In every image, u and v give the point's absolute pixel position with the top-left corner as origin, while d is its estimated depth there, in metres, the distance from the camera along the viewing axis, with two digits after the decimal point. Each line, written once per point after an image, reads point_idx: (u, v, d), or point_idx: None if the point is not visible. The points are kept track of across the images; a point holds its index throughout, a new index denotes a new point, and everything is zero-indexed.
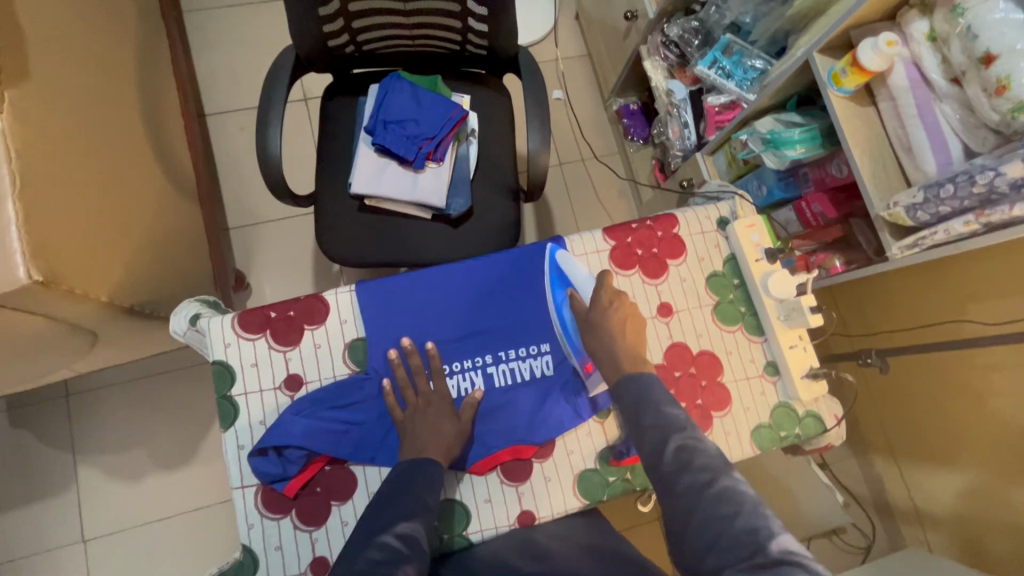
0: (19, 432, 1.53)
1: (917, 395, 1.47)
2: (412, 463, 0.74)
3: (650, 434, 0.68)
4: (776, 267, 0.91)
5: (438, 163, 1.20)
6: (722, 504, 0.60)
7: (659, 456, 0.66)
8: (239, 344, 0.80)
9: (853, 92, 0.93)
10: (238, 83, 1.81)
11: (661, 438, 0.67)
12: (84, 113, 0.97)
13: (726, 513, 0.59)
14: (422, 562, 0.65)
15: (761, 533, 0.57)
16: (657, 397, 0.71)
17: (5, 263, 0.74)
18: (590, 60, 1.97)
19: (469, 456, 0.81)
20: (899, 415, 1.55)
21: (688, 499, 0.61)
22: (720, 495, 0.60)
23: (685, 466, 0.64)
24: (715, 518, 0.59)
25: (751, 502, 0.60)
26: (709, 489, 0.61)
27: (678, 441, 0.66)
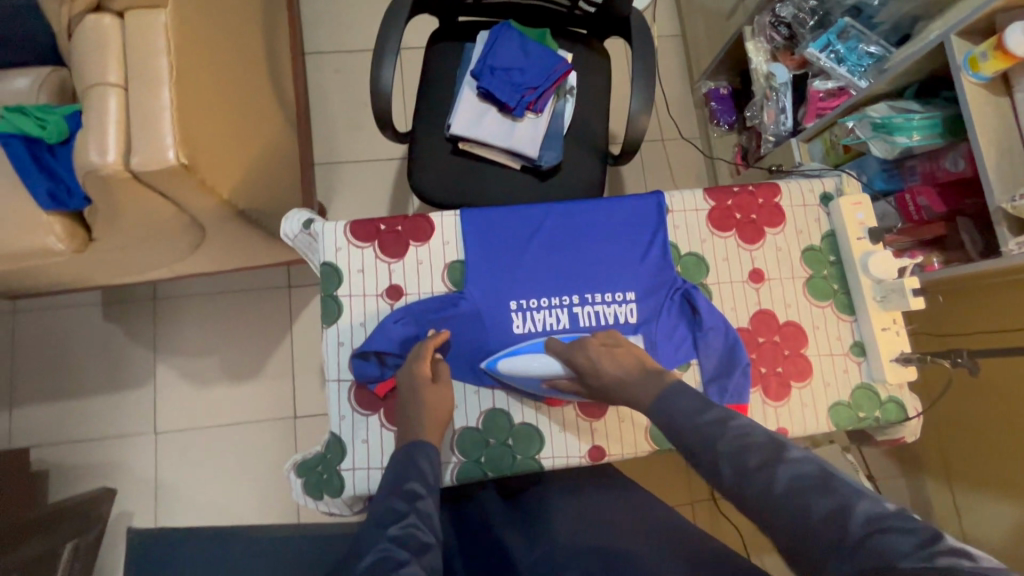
0: (111, 325, 1.66)
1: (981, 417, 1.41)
2: (403, 454, 0.73)
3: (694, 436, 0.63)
4: (878, 248, 0.89)
5: (536, 115, 1.23)
6: (795, 491, 0.54)
7: (715, 456, 0.60)
8: (349, 249, 0.86)
9: (988, 80, 0.89)
10: (340, 27, 1.88)
11: (716, 434, 0.61)
12: (223, 23, 1.03)
13: (799, 498, 0.54)
14: (429, 552, 0.61)
15: (840, 515, 0.51)
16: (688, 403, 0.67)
17: (157, 143, 0.80)
18: (684, 40, 1.94)
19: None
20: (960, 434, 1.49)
21: (758, 501, 0.56)
22: (788, 479, 0.55)
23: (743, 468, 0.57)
24: (790, 505, 0.54)
25: (819, 479, 0.54)
26: (776, 482, 0.55)
27: (727, 441, 0.60)
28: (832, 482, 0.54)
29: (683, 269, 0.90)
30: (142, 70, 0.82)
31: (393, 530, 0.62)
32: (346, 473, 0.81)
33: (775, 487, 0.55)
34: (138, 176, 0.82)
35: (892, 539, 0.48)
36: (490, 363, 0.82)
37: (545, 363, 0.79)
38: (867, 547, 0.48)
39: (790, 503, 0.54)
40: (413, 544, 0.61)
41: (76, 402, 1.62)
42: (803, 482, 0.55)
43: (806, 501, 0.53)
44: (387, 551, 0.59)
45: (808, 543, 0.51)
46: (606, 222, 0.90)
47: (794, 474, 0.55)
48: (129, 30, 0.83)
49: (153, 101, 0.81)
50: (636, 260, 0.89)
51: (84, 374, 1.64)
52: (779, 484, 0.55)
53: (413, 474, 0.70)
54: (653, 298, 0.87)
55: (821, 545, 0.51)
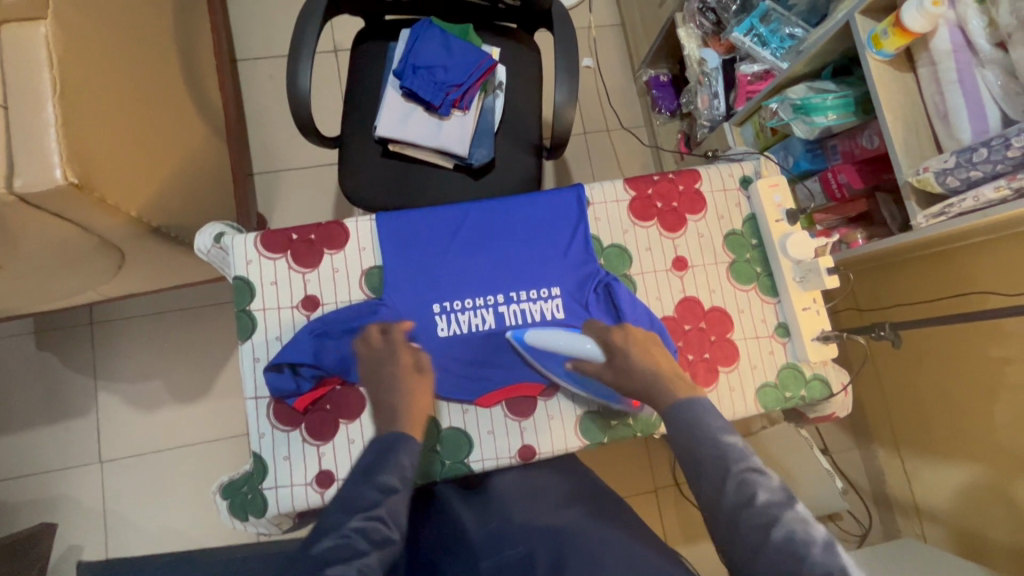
0: (45, 354, 1.59)
1: (917, 384, 1.48)
2: (390, 439, 0.69)
3: (701, 469, 0.65)
4: (796, 228, 0.90)
5: (464, 112, 1.21)
6: (790, 546, 0.57)
7: (719, 494, 0.63)
8: (260, 262, 0.83)
9: (892, 57, 0.91)
10: (271, 31, 1.82)
11: (721, 477, 0.63)
12: (121, 32, 0.98)
13: (795, 553, 0.57)
14: (387, 549, 0.61)
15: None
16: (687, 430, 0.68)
17: (42, 163, 0.76)
18: (623, 29, 1.94)
19: (477, 389, 0.83)
20: (901, 404, 1.54)
21: (750, 542, 0.59)
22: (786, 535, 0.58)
23: (749, 507, 0.61)
24: (785, 560, 0.57)
25: (818, 544, 0.57)
26: (775, 531, 0.58)
27: (735, 483, 0.62)
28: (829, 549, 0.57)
29: (605, 261, 0.90)
30: (21, 87, 0.77)
31: (357, 520, 0.62)
32: (268, 492, 0.79)
33: (774, 543, 0.58)
34: (25, 198, 0.77)
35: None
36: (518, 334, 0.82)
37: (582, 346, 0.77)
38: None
39: (780, 554, 0.57)
40: (373, 540, 0.61)
41: (13, 437, 1.55)
42: (799, 542, 0.57)
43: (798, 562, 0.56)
44: (348, 538, 0.60)
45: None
46: (528, 217, 0.90)
47: (793, 530, 0.58)
48: (6, 44, 0.78)
49: (35, 119, 0.77)
50: (559, 256, 0.89)
51: (20, 407, 1.57)
52: (776, 539, 0.58)
53: (391, 468, 0.67)
54: (576, 292, 0.87)
55: None
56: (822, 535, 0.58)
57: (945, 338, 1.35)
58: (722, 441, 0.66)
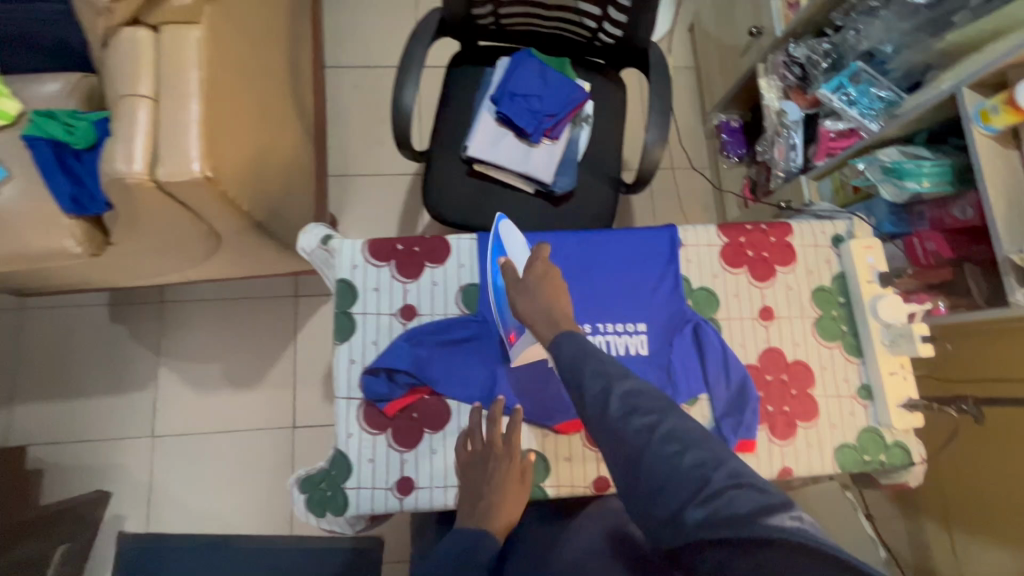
0: (115, 326, 1.66)
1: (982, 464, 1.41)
2: (471, 536, 0.70)
3: (580, 386, 0.63)
4: (887, 291, 0.90)
5: (554, 141, 1.25)
6: (672, 447, 0.55)
7: (598, 408, 0.60)
8: (366, 267, 0.86)
9: (999, 132, 0.92)
10: (360, 43, 1.91)
11: (604, 392, 0.60)
12: (250, 38, 1.05)
13: (673, 461, 0.53)
14: None
15: (709, 467, 0.53)
16: (572, 355, 0.66)
17: (183, 155, 0.82)
18: (697, 72, 1.97)
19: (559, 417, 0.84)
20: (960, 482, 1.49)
21: (636, 442, 0.56)
22: (666, 438, 0.55)
23: (631, 411, 0.58)
24: (663, 458, 0.54)
25: (700, 436, 0.55)
26: (655, 433, 0.56)
27: (616, 395, 0.60)
28: (714, 441, 0.55)
29: (693, 303, 0.91)
30: (172, 83, 0.84)
31: None
32: (351, 491, 0.81)
33: (658, 449, 0.55)
34: (162, 186, 0.83)
35: (746, 504, 0.50)
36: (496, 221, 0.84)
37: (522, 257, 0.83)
38: (719, 503, 0.50)
39: (667, 451, 0.54)
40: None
41: (75, 402, 1.62)
42: (681, 435, 0.55)
43: (677, 464, 0.53)
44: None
45: (667, 497, 0.53)
46: (620, 253, 0.92)
47: (674, 432, 0.56)
48: (163, 43, 0.85)
49: (181, 114, 0.83)
50: (647, 292, 0.90)
51: (85, 374, 1.63)
52: (648, 443, 0.56)
53: (473, 563, 0.66)
54: (662, 330, 0.88)
55: (679, 491, 0.52)
56: (705, 432, 0.56)
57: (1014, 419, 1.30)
58: (611, 359, 0.64)
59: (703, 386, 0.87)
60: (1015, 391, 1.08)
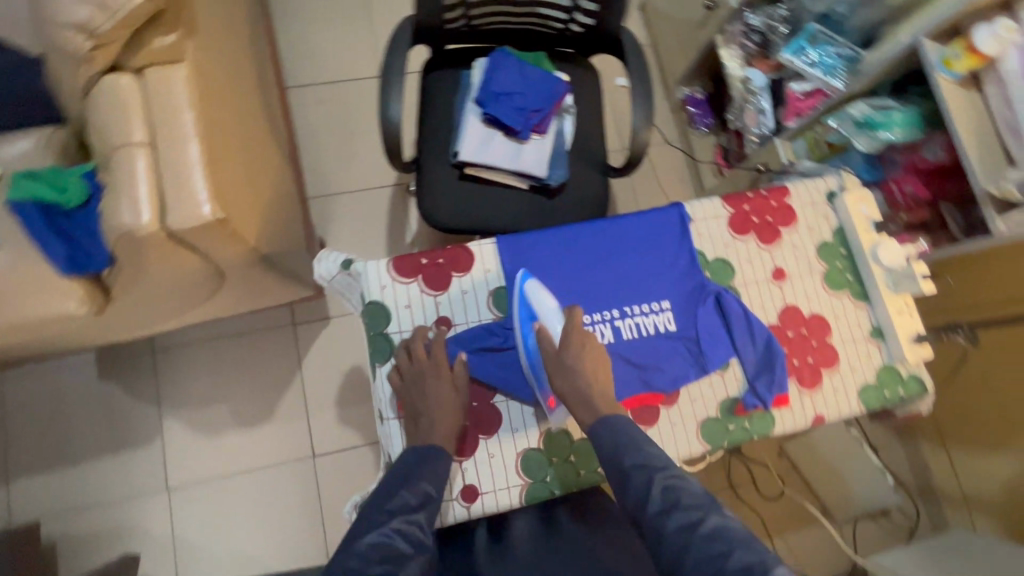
0: (108, 384, 1.59)
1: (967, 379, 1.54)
2: (420, 452, 0.78)
3: (621, 479, 0.72)
4: (884, 237, 0.96)
5: (542, 135, 1.27)
6: (714, 544, 0.62)
7: (638, 504, 0.69)
8: (394, 286, 0.86)
9: (960, 78, 0.99)
10: (318, 59, 1.87)
11: (646, 486, 0.69)
12: (227, 69, 1.03)
13: (715, 553, 0.61)
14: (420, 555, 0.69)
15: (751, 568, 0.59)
16: (614, 444, 0.74)
17: (191, 199, 0.79)
18: (655, 49, 2.02)
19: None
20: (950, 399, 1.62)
21: (678, 539, 0.64)
22: (709, 535, 0.63)
23: (671, 508, 0.66)
24: (708, 557, 0.61)
25: (739, 537, 0.62)
26: (698, 530, 0.64)
27: (655, 492, 0.68)
28: (750, 541, 0.62)
29: (711, 274, 0.95)
30: (167, 126, 0.81)
31: (397, 523, 0.71)
32: None
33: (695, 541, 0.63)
34: (173, 234, 0.81)
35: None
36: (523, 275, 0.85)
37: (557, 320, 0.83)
38: None
39: (708, 551, 0.62)
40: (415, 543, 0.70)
41: (77, 470, 1.54)
42: (724, 534, 0.63)
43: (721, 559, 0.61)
44: (390, 539, 0.68)
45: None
46: (634, 237, 0.94)
47: (717, 530, 0.64)
48: (149, 86, 0.82)
49: (182, 157, 0.80)
50: (666, 271, 0.94)
51: (83, 438, 1.56)
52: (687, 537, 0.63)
53: (427, 476, 0.76)
54: (686, 305, 0.92)
55: None
56: (744, 533, 0.64)
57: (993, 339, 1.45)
58: (647, 449, 0.73)
59: (732, 352, 0.92)
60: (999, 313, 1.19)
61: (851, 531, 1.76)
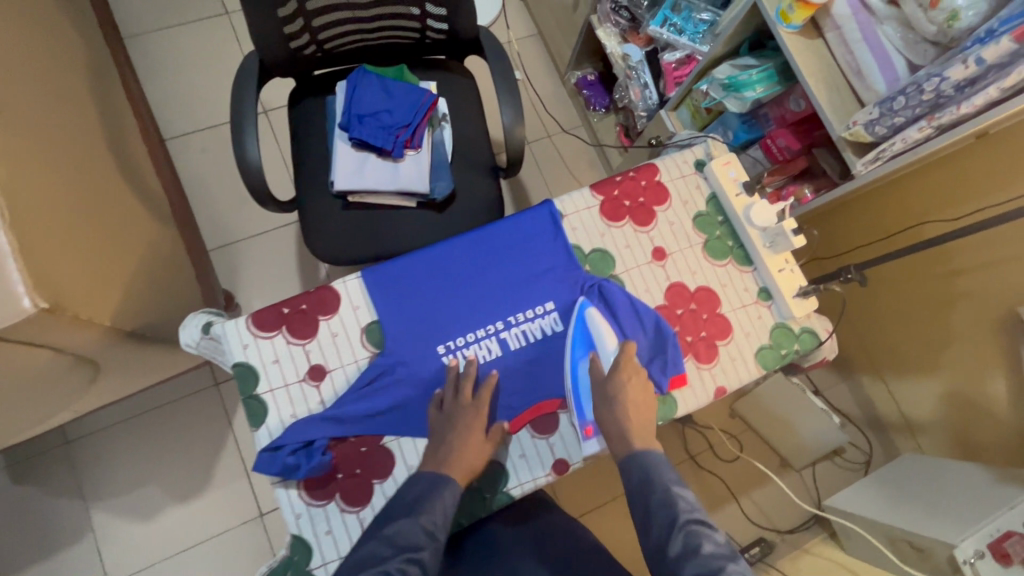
0: (23, 487, 1.49)
1: (877, 309, 1.62)
2: (431, 478, 0.76)
3: (645, 518, 0.73)
4: (755, 198, 0.96)
5: (417, 150, 1.22)
6: None
7: (656, 544, 0.70)
8: (258, 343, 0.82)
9: (800, 28, 1.00)
10: (194, 104, 1.78)
11: (667, 533, 0.70)
12: (52, 142, 0.95)
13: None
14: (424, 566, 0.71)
15: None
16: (643, 487, 0.75)
17: (7, 295, 0.72)
18: (541, 37, 2.00)
19: (499, 418, 0.85)
20: (868, 334, 1.68)
21: None
22: None
23: (689, 552, 0.67)
24: None
25: None
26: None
27: (676, 542, 0.68)
28: None
29: (591, 266, 0.93)
30: None
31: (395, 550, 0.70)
32: (319, 571, 0.77)
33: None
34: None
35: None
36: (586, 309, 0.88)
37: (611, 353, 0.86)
38: None
39: None
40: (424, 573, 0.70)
41: None
42: None
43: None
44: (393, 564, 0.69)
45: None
46: (505, 242, 0.92)
47: None
48: None
49: None
50: (544, 270, 0.91)
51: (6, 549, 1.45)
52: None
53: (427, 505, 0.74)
54: (569, 302, 0.90)
55: None
56: None
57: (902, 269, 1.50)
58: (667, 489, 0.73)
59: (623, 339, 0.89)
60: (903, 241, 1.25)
61: (812, 477, 1.79)
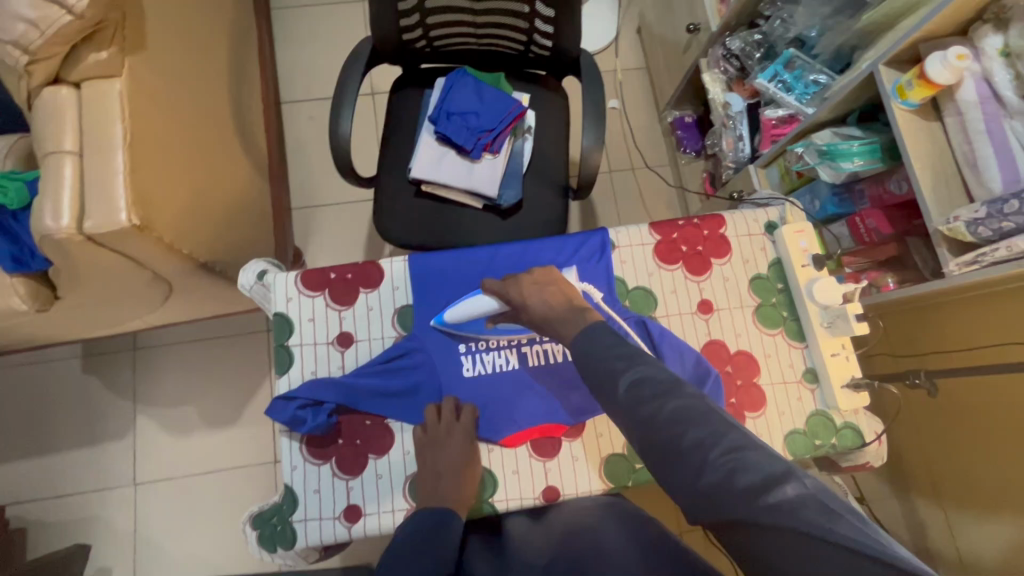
0: (90, 377, 1.67)
1: (939, 423, 1.42)
2: (438, 517, 0.74)
3: (658, 411, 0.62)
4: (822, 274, 0.90)
5: (495, 155, 1.26)
6: (677, 424, 0.60)
7: (674, 442, 0.60)
8: (300, 299, 0.88)
9: (918, 106, 0.92)
10: (314, 76, 1.94)
11: (611, 384, 0.66)
12: (183, 85, 1.08)
13: (694, 438, 0.59)
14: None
15: (709, 445, 0.58)
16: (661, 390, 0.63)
17: (110, 206, 0.83)
18: (648, 71, 1.99)
19: (501, 428, 0.84)
20: (932, 450, 1.46)
21: (649, 427, 0.62)
22: (674, 416, 0.61)
23: (641, 400, 0.63)
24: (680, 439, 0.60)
25: (705, 418, 0.60)
26: (665, 410, 0.61)
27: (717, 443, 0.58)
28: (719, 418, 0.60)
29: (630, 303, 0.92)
30: (96, 137, 0.85)
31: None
32: (298, 524, 0.81)
33: (734, 487, 0.55)
34: (92, 238, 0.85)
35: (840, 555, 0.49)
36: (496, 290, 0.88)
37: (479, 299, 0.84)
38: (750, 497, 0.54)
39: (677, 445, 0.60)
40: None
41: (53, 457, 1.62)
42: (686, 415, 0.61)
43: (698, 451, 0.58)
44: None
45: (757, 538, 0.53)
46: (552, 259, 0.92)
47: (682, 408, 0.61)
48: (85, 99, 0.86)
49: (107, 167, 0.84)
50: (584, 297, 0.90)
51: (63, 426, 1.64)
52: (739, 485, 0.55)
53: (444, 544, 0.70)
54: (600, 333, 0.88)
55: (705, 478, 0.57)
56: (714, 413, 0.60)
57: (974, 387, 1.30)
58: (612, 348, 0.69)
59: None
60: (988, 357, 1.13)
61: None
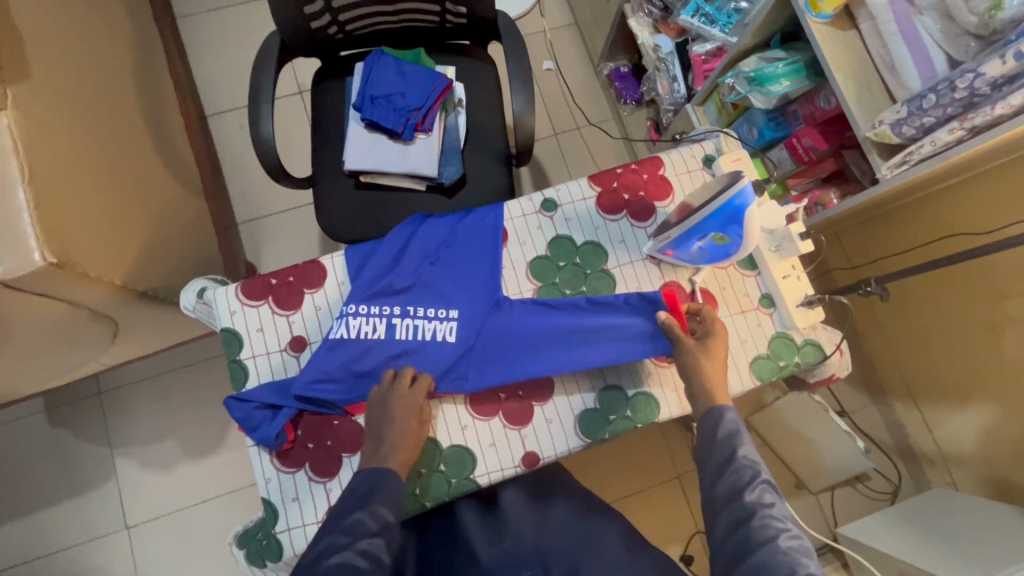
0: (59, 429, 1.62)
1: (893, 323, 1.49)
2: (375, 476, 0.75)
3: (717, 456, 0.76)
4: (763, 199, 0.90)
5: (427, 134, 1.22)
6: (733, 473, 0.74)
7: (717, 480, 0.75)
8: (244, 311, 0.85)
9: (831, 17, 0.92)
10: (236, 84, 1.85)
11: (711, 420, 0.78)
12: (84, 110, 1.01)
13: (744, 483, 0.73)
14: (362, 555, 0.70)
15: (752, 501, 0.71)
16: (729, 441, 0.76)
17: (20, 247, 0.78)
18: (577, 26, 1.95)
19: (347, 396, 0.83)
20: (896, 352, 1.52)
21: (718, 465, 0.76)
22: (739, 466, 0.74)
23: (723, 442, 0.77)
24: (730, 480, 0.74)
25: (752, 478, 0.73)
26: (734, 458, 0.75)
27: (751, 493, 0.72)
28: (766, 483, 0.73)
29: (582, 259, 0.91)
30: None
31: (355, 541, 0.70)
32: (282, 535, 0.80)
33: (758, 534, 0.68)
34: (8, 284, 0.80)
35: None
36: (740, 193, 0.72)
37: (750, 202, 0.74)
38: (774, 544, 0.67)
39: (729, 491, 0.73)
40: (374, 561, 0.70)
41: (37, 516, 1.57)
42: (735, 469, 0.74)
43: (739, 498, 0.72)
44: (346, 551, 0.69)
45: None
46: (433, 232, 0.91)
47: (745, 463, 0.75)
48: None
49: (8, 206, 0.78)
50: (462, 273, 0.89)
51: (41, 485, 1.59)
52: (755, 528, 0.69)
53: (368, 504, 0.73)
54: (472, 316, 0.86)
55: (736, 519, 0.71)
56: (758, 477, 0.73)
57: (926, 284, 1.36)
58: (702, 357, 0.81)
59: (521, 374, 0.85)
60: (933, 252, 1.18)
61: (828, 502, 1.61)
